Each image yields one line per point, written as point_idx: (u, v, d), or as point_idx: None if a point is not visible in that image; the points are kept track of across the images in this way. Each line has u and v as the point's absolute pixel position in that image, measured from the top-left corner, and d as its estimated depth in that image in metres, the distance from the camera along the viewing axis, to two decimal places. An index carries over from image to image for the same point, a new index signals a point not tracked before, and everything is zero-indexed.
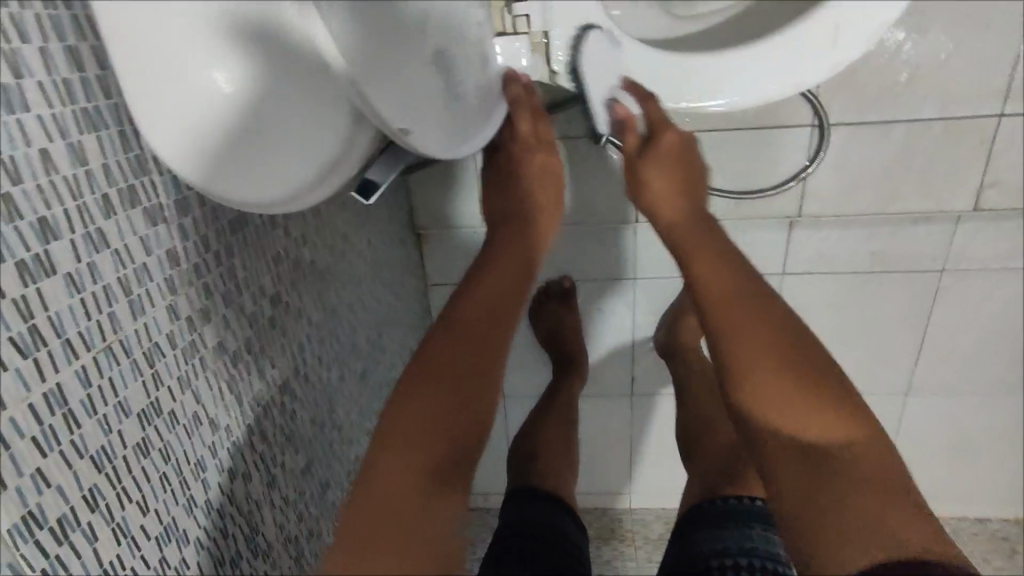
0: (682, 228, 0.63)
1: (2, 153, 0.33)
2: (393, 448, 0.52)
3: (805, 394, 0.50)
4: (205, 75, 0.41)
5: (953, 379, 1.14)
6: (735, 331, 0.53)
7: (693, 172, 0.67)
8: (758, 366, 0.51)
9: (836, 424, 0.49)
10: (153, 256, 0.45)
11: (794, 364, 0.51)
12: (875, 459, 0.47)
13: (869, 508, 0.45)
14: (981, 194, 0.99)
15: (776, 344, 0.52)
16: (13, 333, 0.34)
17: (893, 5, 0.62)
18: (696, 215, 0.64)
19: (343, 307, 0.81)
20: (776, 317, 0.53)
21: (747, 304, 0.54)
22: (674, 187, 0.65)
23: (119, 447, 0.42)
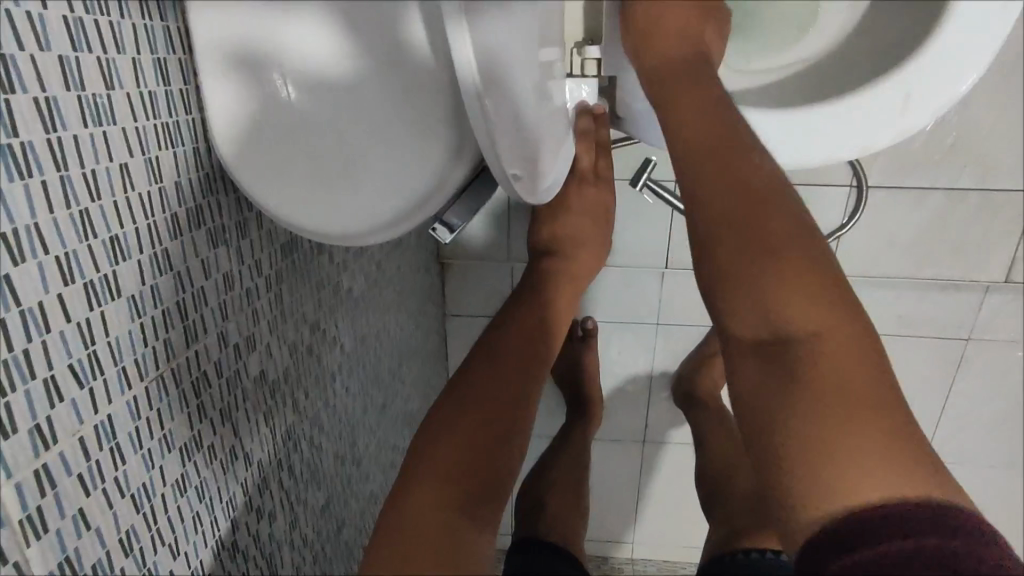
0: (671, 84, 0.55)
1: (84, 166, 0.32)
2: (430, 476, 0.50)
3: (793, 282, 0.42)
4: (234, 87, 0.41)
5: (967, 450, 1.12)
6: (705, 194, 0.46)
7: (716, 26, 0.60)
8: (730, 236, 0.44)
9: (820, 316, 0.41)
10: (211, 280, 0.43)
11: (781, 240, 0.43)
12: (853, 359, 0.40)
13: (830, 427, 0.38)
14: (1013, 267, 0.98)
15: (760, 219, 0.44)
16: (73, 360, 0.31)
17: (965, 78, 0.61)
18: (703, 75, 0.54)
19: (371, 336, 0.78)
20: (762, 179, 0.46)
21: (718, 167, 0.47)
22: (679, 34, 0.57)
23: (158, 484, 0.39)
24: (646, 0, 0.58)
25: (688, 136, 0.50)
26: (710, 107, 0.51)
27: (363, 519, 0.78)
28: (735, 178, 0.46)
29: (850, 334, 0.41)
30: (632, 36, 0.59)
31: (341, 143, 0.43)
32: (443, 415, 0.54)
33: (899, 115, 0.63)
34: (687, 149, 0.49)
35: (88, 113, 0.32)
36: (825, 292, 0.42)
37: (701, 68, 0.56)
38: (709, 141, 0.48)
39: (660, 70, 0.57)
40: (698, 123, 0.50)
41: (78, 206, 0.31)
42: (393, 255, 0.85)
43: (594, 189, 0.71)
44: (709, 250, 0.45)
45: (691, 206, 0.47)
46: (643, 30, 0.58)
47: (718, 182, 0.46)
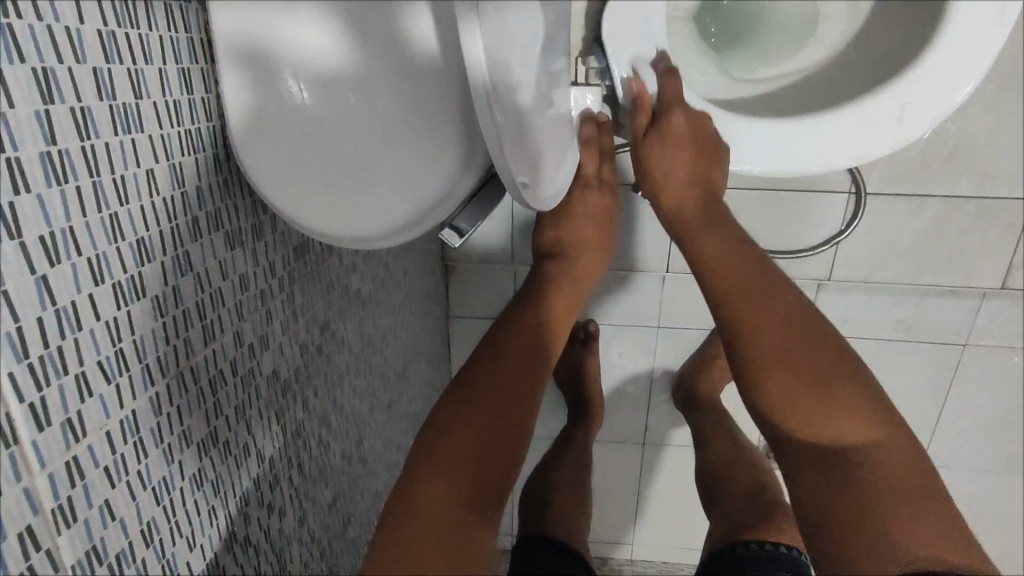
0: (692, 226, 0.63)
1: (114, 172, 0.33)
2: (435, 471, 0.51)
3: (840, 406, 0.50)
4: (248, 82, 0.42)
5: (964, 454, 1.13)
6: (753, 331, 0.54)
7: (721, 160, 0.65)
8: (782, 369, 0.52)
9: (866, 428, 0.49)
10: (228, 280, 0.44)
11: (821, 367, 0.52)
12: (898, 464, 0.48)
13: (896, 530, 0.45)
14: (1009, 274, 0.99)
15: (805, 352, 0.52)
16: (102, 357, 0.33)
17: (961, 89, 0.63)
18: (719, 216, 0.63)
19: (378, 336, 0.80)
20: (795, 313, 0.55)
21: (760, 306, 0.55)
22: (687, 179, 0.65)
23: (176, 478, 0.40)
24: (654, 146, 0.64)
25: (728, 274, 0.58)
26: (739, 247, 0.60)
27: (368, 518, 0.79)
28: (772, 317, 0.54)
29: (895, 444, 0.49)
30: (645, 176, 0.67)
31: (355, 147, 0.44)
32: (445, 414, 0.56)
33: (896, 124, 0.65)
34: (724, 291, 0.57)
35: (118, 121, 0.33)
36: (861, 407, 0.50)
37: (718, 205, 0.65)
38: (744, 281, 0.57)
39: (677, 220, 0.66)
40: (731, 263, 0.59)
41: (108, 209, 0.33)
42: (399, 257, 0.86)
43: (598, 195, 0.72)
44: (761, 383, 0.53)
45: (738, 340, 0.55)
46: (656, 177, 0.66)
47: (760, 324, 0.54)
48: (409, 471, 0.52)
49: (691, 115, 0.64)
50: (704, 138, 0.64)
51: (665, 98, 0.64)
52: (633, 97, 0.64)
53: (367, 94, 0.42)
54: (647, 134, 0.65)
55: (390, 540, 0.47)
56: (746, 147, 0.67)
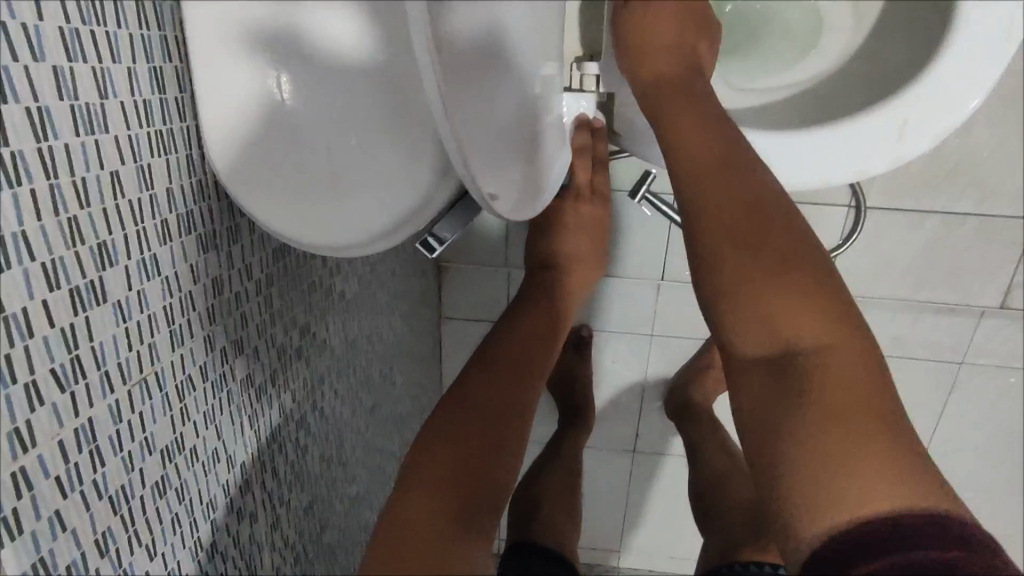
0: (670, 106, 0.56)
1: (75, 175, 0.32)
2: (423, 484, 0.50)
3: (789, 296, 0.44)
4: (232, 66, 0.40)
5: (957, 474, 1.12)
6: (708, 212, 0.48)
7: (707, 35, 0.61)
8: (733, 250, 0.46)
9: (816, 321, 0.43)
10: (198, 284, 0.43)
11: (773, 254, 0.45)
12: (851, 364, 0.41)
13: (831, 434, 0.38)
14: (1008, 293, 0.97)
15: (766, 244, 0.46)
16: (55, 364, 0.32)
17: (959, 109, 0.62)
18: (701, 94, 0.56)
19: (363, 339, 0.79)
20: (760, 196, 0.48)
21: (715, 188, 0.48)
22: (670, 52, 0.59)
23: (137, 486, 0.39)
24: (634, 18, 0.61)
25: (690, 155, 0.51)
26: (703, 125, 0.53)
27: (344, 521, 0.78)
28: (732, 198, 0.48)
29: (851, 344, 0.42)
30: (627, 52, 0.61)
31: (331, 158, 0.43)
32: (437, 422, 0.54)
33: (897, 142, 0.63)
34: (688, 171, 0.51)
35: (80, 123, 0.32)
36: (813, 297, 0.44)
37: (701, 86, 0.57)
38: (713, 159, 0.50)
39: (654, 88, 0.58)
40: (699, 143, 0.52)
41: (67, 213, 0.32)
42: (387, 257, 0.85)
43: (587, 206, 0.71)
44: (712, 265, 0.47)
45: (689, 221, 0.49)
46: (636, 49, 0.60)
47: (716, 206, 0.48)
48: (398, 486, 0.50)
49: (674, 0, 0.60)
50: (690, 12, 0.60)
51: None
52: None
53: (351, 107, 0.42)
54: (628, 7, 0.61)
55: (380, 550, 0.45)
56: None
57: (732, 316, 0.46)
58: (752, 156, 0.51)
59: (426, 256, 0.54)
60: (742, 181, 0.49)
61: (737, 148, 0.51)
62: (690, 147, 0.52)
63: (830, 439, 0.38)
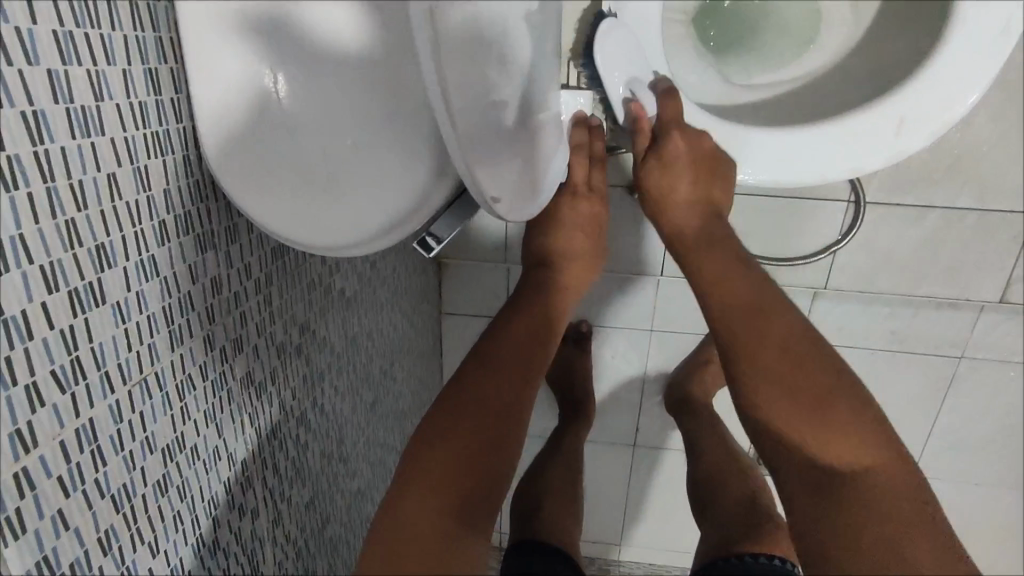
0: (703, 249, 0.61)
1: (72, 178, 0.32)
2: (423, 480, 0.50)
3: (834, 432, 0.49)
4: (227, 66, 0.41)
5: (957, 468, 1.12)
6: (747, 356, 0.54)
7: (721, 176, 0.63)
8: (776, 395, 0.52)
9: (866, 452, 0.49)
10: (197, 284, 0.44)
11: (814, 398, 0.51)
12: (895, 490, 0.47)
13: (915, 559, 0.44)
14: (1008, 287, 0.97)
15: (813, 392, 0.51)
16: (55, 366, 0.32)
17: (959, 103, 0.61)
18: (723, 233, 0.62)
19: (363, 336, 0.79)
20: (796, 340, 0.53)
21: (755, 328, 0.54)
22: (690, 202, 0.63)
23: (139, 484, 0.40)
24: (654, 170, 0.63)
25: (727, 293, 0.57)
26: (737, 263, 0.59)
27: (347, 516, 0.79)
28: (770, 342, 0.53)
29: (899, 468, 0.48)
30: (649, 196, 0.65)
31: (326, 155, 0.44)
32: (436, 417, 0.55)
33: (894, 138, 0.63)
34: (726, 311, 0.56)
35: (76, 125, 0.32)
36: (861, 432, 0.49)
37: (724, 223, 0.63)
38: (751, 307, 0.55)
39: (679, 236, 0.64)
40: (735, 291, 0.57)
41: (64, 216, 0.32)
42: (387, 253, 0.85)
43: (586, 203, 0.71)
44: (757, 407, 0.53)
45: (737, 373, 0.54)
46: (656, 194, 0.64)
47: (763, 360, 0.53)
48: (398, 483, 0.51)
49: (692, 139, 0.62)
50: (704, 157, 0.63)
51: (665, 121, 0.62)
52: (632, 119, 0.63)
53: (348, 105, 0.43)
54: (647, 160, 0.63)
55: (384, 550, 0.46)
56: (744, 155, 0.66)
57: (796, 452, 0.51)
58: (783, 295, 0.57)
59: (424, 256, 0.53)
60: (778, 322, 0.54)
61: (768, 287, 0.57)
62: (728, 296, 0.57)
63: (891, 562, 0.43)
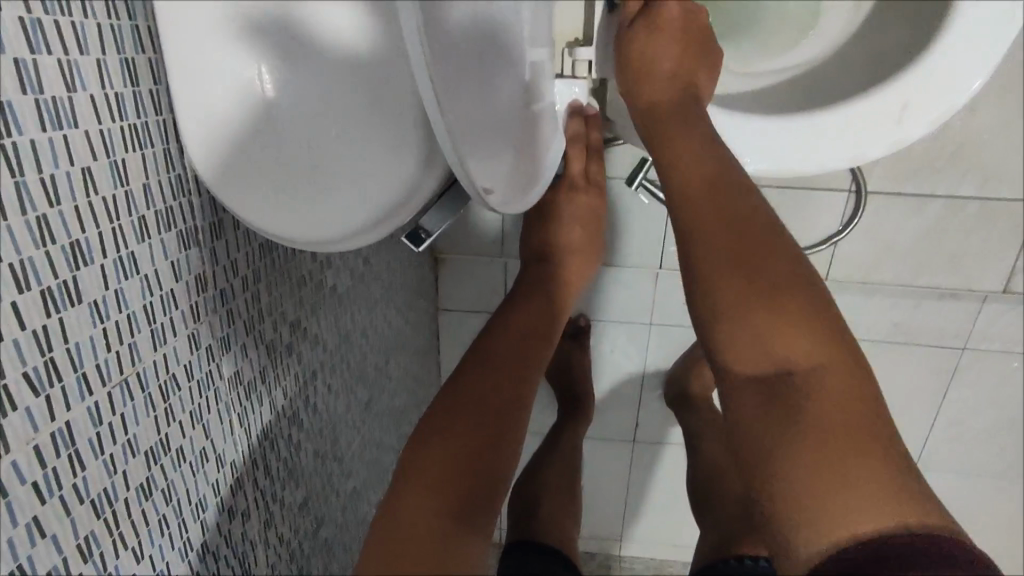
0: (670, 126, 0.56)
1: (42, 171, 0.31)
2: (419, 480, 0.49)
3: (786, 319, 0.45)
4: (218, 64, 0.39)
5: (959, 460, 1.11)
6: (700, 237, 0.49)
7: (706, 57, 0.59)
8: (726, 274, 0.47)
9: (811, 343, 0.45)
10: (181, 282, 0.42)
11: (764, 288, 0.46)
12: (847, 385, 0.44)
13: (829, 454, 0.41)
14: (1011, 277, 0.96)
15: (766, 273, 0.47)
16: (28, 368, 0.31)
17: (964, 88, 0.60)
18: (694, 114, 0.56)
19: (356, 333, 0.78)
20: (756, 218, 0.49)
21: (712, 211, 0.49)
22: (670, 77, 0.58)
23: (121, 489, 0.38)
24: (640, 35, 0.58)
25: (683, 177, 0.52)
26: (700, 145, 0.54)
27: (342, 515, 0.78)
28: (723, 226, 0.49)
29: (847, 368, 0.44)
30: (625, 66, 0.59)
31: (312, 150, 0.43)
32: (434, 416, 0.53)
33: (896, 125, 0.62)
34: (681, 197, 0.52)
35: (46, 117, 0.31)
36: (809, 327, 0.45)
37: (696, 106, 0.57)
38: (710, 181, 0.51)
39: (650, 115, 0.58)
40: (696, 165, 0.52)
41: (35, 211, 0.31)
42: (380, 248, 0.84)
43: (584, 196, 0.70)
44: (705, 286, 0.48)
45: (684, 241, 0.50)
46: (634, 65, 0.58)
47: (714, 229, 0.49)
48: (393, 485, 0.50)
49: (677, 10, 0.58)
50: (691, 34, 0.59)
51: None
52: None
53: (335, 100, 0.42)
54: (632, 25, 0.59)
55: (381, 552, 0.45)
56: (745, 143, 0.64)
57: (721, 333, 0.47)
58: (747, 178, 0.52)
59: (413, 249, 0.54)
60: (737, 206, 0.50)
61: (732, 171, 0.52)
62: (687, 170, 0.53)
63: (819, 462, 0.41)
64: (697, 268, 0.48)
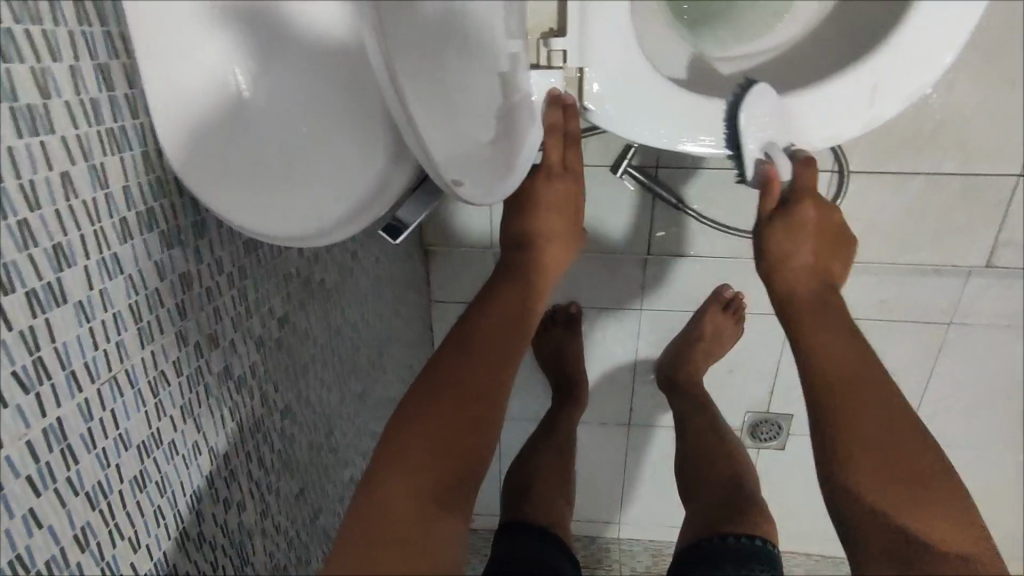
0: (805, 317, 0.62)
1: (21, 177, 0.32)
2: (396, 459, 0.51)
3: (926, 504, 0.49)
4: (197, 65, 0.40)
5: (950, 433, 1.13)
6: (846, 413, 0.54)
7: (839, 252, 0.67)
8: (865, 449, 0.52)
9: (954, 530, 0.49)
10: (166, 281, 0.44)
11: (902, 465, 0.51)
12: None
13: None
14: (994, 251, 0.97)
15: (911, 470, 0.51)
16: (16, 367, 0.32)
17: (932, 66, 0.61)
18: (833, 306, 0.63)
19: (347, 327, 0.79)
20: (890, 409, 0.54)
21: (857, 396, 0.54)
22: (807, 270, 0.65)
23: (115, 482, 0.40)
24: (779, 233, 0.66)
25: (825, 360, 0.57)
26: (846, 337, 0.59)
27: (340, 504, 0.79)
28: (871, 408, 0.54)
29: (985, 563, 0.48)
30: (766, 256, 0.67)
31: (284, 148, 0.44)
32: (412, 402, 0.55)
33: (867, 104, 0.63)
34: (827, 375, 0.56)
35: (22, 124, 0.32)
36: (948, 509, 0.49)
37: (834, 299, 0.64)
38: (850, 372, 0.56)
39: (785, 307, 0.65)
40: (840, 359, 0.57)
41: (16, 216, 0.32)
42: (367, 244, 0.85)
43: (562, 182, 0.71)
44: (843, 463, 0.52)
45: (828, 419, 0.54)
46: (776, 259, 0.66)
47: (855, 412, 0.53)
48: (372, 465, 0.51)
49: (824, 215, 0.66)
50: (827, 228, 0.66)
51: (796, 186, 0.65)
52: (760, 178, 0.64)
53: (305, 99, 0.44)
54: (772, 221, 0.66)
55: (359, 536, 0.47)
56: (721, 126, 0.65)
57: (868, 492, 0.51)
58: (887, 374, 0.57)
59: (390, 242, 0.53)
60: (881, 391, 0.55)
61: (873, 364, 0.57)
62: (828, 360, 0.57)
63: None
64: (841, 442, 0.53)
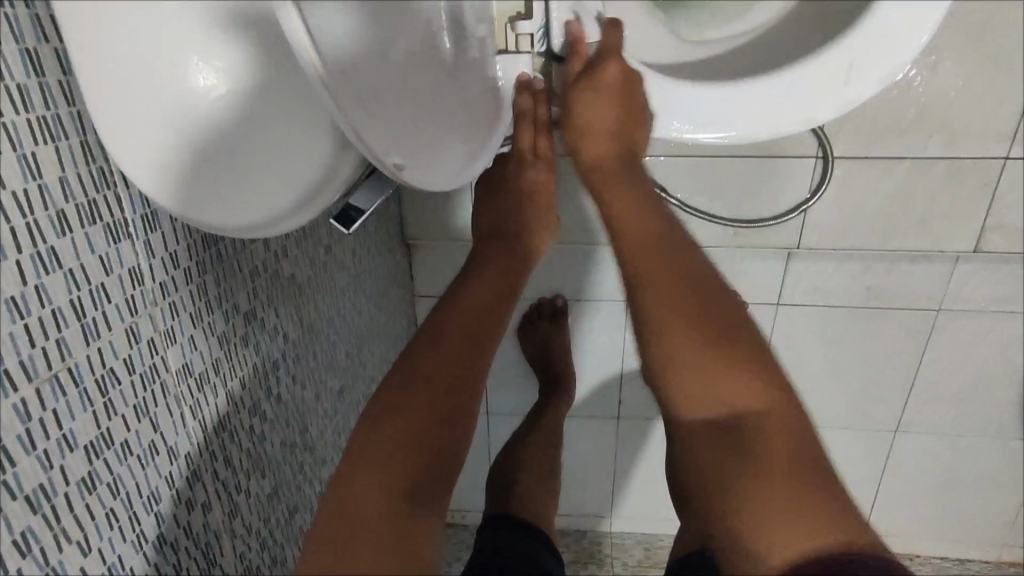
0: (609, 181, 0.61)
1: None
2: (363, 465, 0.49)
3: (733, 362, 0.49)
4: (141, 73, 0.41)
5: (941, 421, 1.12)
6: (648, 277, 0.53)
7: (639, 116, 0.62)
8: (670, 319, 0.51)
9: (756, 395, 0.49)
10: (112, 276, 0.42)
11: (705, 328, 0.50)
12: (786, 434, 0.48)
13: (766, 484, 0.45)
14: (982, 236, 0.96)
15: (712, 327, 0.50)
16: None
17: (909, 46, 0.59)
18: (635, 175, 0.61)
19: (321, 323, 0.77)
20: (692, 270, 0.53)
21: (662, 262, 0.54)
22: (609, 135, 0.61)
23: (60, 485, 0.38)
24: (583, 96, 0.60)
25: (633, 224, 0.57)
26: (648, 205, 0.58)
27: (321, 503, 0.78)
28: (672, 269, 0.53)
29: (783, 415, 0.48)
30: (571, 125, 0.63)
31: (235, 151, 0.44)
32: (381, 400, 0.53)
33: (843, 85, 0.61)
34: (627, 240, 0.56)
35: None
36: (756, 378, 0.49)
37: (636, 167, 0.62)
38: (651, 239, 0.55)
39: (595, 170, 0.62)
40: (639, 220, 0.57)
41: None
42: (344, 239, 0.83)
43: (535, 170, 0.69)
44: (654, 331, 0.51)
45: (635, 297, 0.53)
46: (583, 128, 0.62)
47: (656, 271, 0.53)
48: (342, 463, 0.50)
49: (624, 73, 0.60)
50: (632, 93, 0.61)
51: (603, 49, 0.60)
52: (569, 42, 0.60)
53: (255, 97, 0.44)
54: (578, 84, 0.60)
55: (326, 538, 0.46)
56: (695, 111, 0.63)
57: (686, 399, 0.51)
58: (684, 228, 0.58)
59: (344, 232, 0.53)
60: (672, 249, 0.55)
61: (675, 229, 0.57)
62: (630, 224, 0.57)
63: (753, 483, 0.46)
64: (649, 310, 0.52)
